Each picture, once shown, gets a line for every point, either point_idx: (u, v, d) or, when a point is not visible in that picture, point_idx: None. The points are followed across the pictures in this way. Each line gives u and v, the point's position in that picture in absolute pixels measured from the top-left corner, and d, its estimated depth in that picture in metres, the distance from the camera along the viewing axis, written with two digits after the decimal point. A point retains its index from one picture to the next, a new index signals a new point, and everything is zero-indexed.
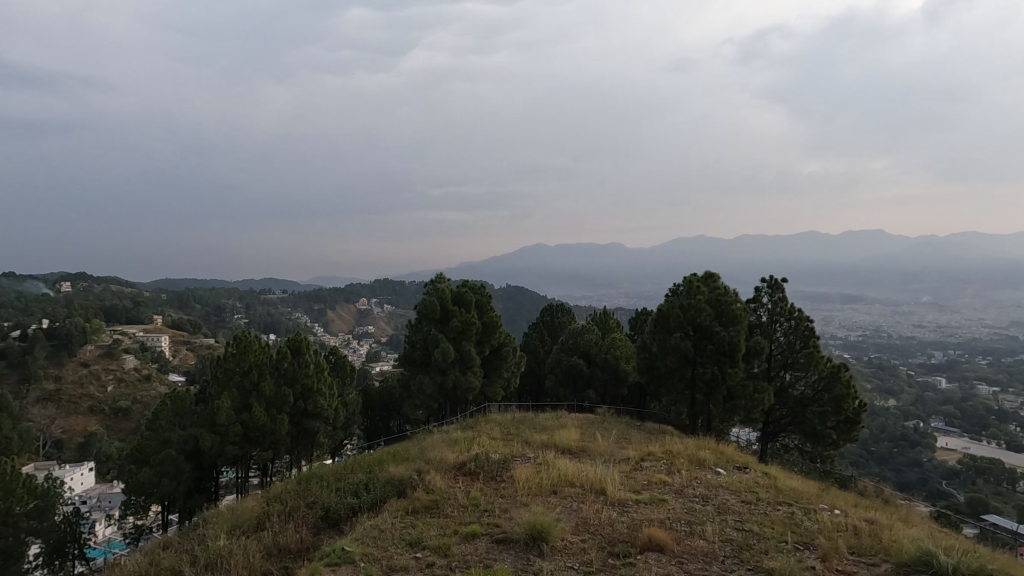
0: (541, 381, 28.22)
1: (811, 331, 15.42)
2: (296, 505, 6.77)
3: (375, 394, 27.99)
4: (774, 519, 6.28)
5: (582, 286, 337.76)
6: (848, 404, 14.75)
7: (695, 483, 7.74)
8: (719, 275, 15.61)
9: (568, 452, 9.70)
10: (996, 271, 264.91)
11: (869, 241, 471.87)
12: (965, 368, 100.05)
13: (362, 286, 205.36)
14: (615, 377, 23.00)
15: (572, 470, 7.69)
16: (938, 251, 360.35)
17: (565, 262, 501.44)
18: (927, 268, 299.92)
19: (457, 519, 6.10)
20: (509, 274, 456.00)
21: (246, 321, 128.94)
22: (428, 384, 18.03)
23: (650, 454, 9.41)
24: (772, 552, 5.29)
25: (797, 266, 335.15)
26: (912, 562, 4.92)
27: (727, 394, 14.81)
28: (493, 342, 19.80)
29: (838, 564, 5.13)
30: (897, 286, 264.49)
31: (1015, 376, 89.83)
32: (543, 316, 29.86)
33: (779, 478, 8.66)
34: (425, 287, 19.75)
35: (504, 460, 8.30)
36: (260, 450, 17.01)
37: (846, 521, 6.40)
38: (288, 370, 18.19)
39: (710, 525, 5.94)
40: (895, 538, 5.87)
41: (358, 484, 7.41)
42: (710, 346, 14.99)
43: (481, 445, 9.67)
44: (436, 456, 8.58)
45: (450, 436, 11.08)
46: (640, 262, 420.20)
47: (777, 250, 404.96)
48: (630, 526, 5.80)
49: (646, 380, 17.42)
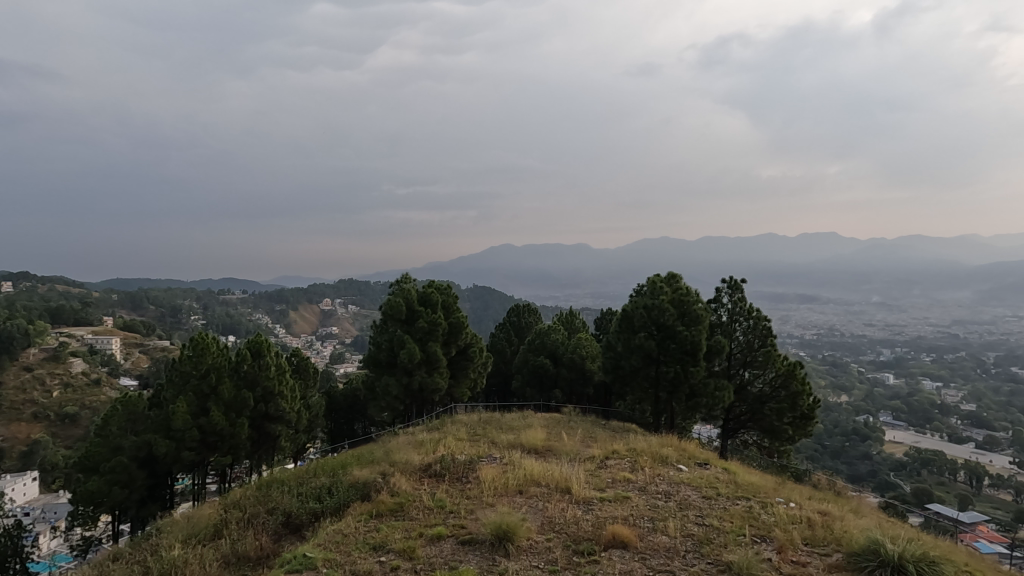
0: (507, 381, 28.27)
1: (768, 331, 15.86)
2: (256, 511, 6.60)
3: (340, 395, 27.58)
4: (733, 513, 6.42)
5: (550, 286, 338.68)
6: (804, 400, 15.21)
7: (658, 479, 7.83)
8: (681, 276, 15.94)
9: (534, 452, 9.72)
10: (944, 273, 277.36)
11: (824, 242, 489.18)
12: (910, 364, 104.82)
13: (326, 285, 201.96)
14: (581, 377, 23.25)
15: (538, 470, 7.71)
16: (887, 253, 376.29)
17: (534, 262, 501.97)
18: (881, 270, 311.57)
19: (422, 521, 6.04)
20: (478, 275, 453.98)
21: (204, 323, 124.91)
22: (394, 385, 17.85)
23: (614, 454, 9.45)
24: (732, 545, 5.41)
25: (757, 268, 344.64)
26: (861, 551, 5.07)
27: (689, 392, 15.14)
28: (459, 342, 19.67)
29: (792, 555, 5.27)
30: (851, 285, 274.64)
31: (956, 373, 94.57)
32: (509, 316, 29.82)
33: (738, 473, 8.86)
34: (391, 287, 19.60)
35: (470, 461, 8.27)
36: (219, 456, 16.52)
37: (801, 513, 6.58)
38: (248, 372, 17.65)
39: (671, 520, 6.03)
40: (845, 528, 6.08)
41: (320, 488, 7.26)
42: (673, 345, 15.23)
43: (447, 446, 9.63)
44: (401, 458, 8.51)
45: (415, 437, 10.94)
46: (608, 263, 423.79)
47: (740, 253, 414.52)
48: (596, 524, 5.86)
49: (611, 378, 17.62)
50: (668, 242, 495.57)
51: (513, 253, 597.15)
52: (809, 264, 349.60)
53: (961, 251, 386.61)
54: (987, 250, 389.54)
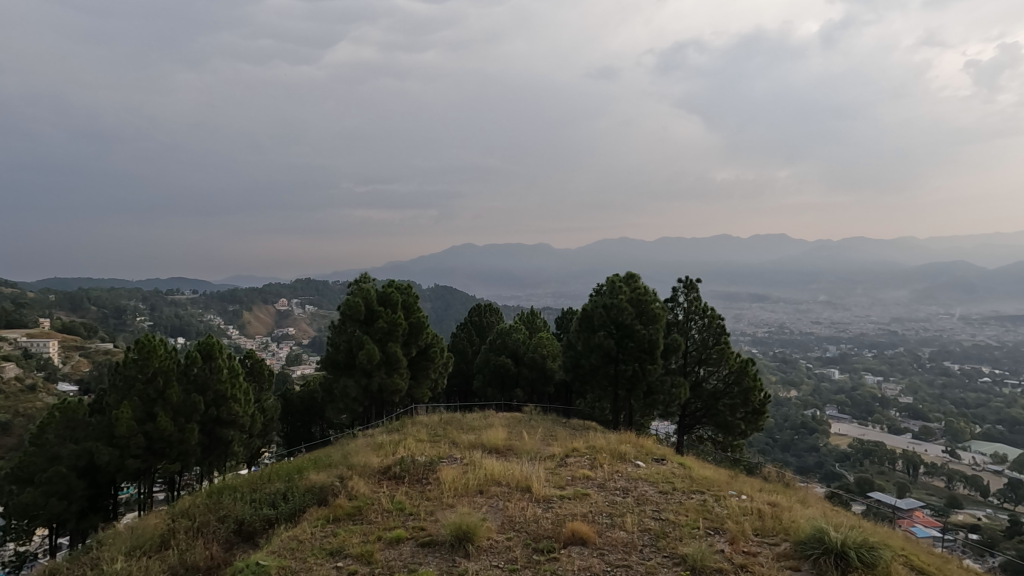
0: (469, 381, 28.16)
1: (722, 329, 16.36)
2: (206, 520, 6.34)
3: (296, 398, 26.88)
4: (688, 507, 6.60)
5: (512, 287, 339.74)
6: (756, 396, 15.77)
7: (617, 476, 7.98)
8: (639, 276, 16.25)
9: (495, 452, 9.70)
10: (884, 274, 292.63)
11: (772, 241, 509.42)
12: (854, 360, 110.11)
13: (282, 285, 196.55)
14: (542, 376, 23.41)
15: (499, 469, 7.72)
16: (831, 254, 394.93)
17: (496, 262, 500.95)
18: (827, 270, 326.17)
19: (381, 525, 5.94)
20: (440, 274, 450.45)
21: (151, 325, 119.36)
22: (352, 387, 17.53)
23: (574, 451, 9.55)
24: (686, 539, 5.55)
25: (711, 268, 355.74)
26: (807, 539, 5.29)
27: (647, 389, 15.47)
28: (420, 342, 19.45)
29: (744, 545, 5.46)
30: (799, 285, 286.86)
31: (895, 368, 99.84)
32: (470, 316, 29.73)
33: (693, 468, 9.11)
34: (349, 287, 19.22)
35: (430, 462, 8.20)
36: (167, 463, 15.85)
37: (752, 505, 6.82)
38: (198, 376, 16.95)
39: (629, 516, 6.15)
40: (793, 518, 6.33)
41: (275, 494, 7.06)
42: (631, 344, 15.51)
43: (406, 448, 9.51)
44: (360, 461, 8.33)
45: (374, 440, 10.73)
46: (569, 263, 427.43)
47: (696, 254, 425.75)
48: (555, 522, 5.90)
49: (572, 377, 17.75)
50: (628, 242, 504.14)
51: (474, 254, 594.77)
52: (761, 265, 362.48)
53: (897, 253, 409.33)
54: (920, 252, 414.07)
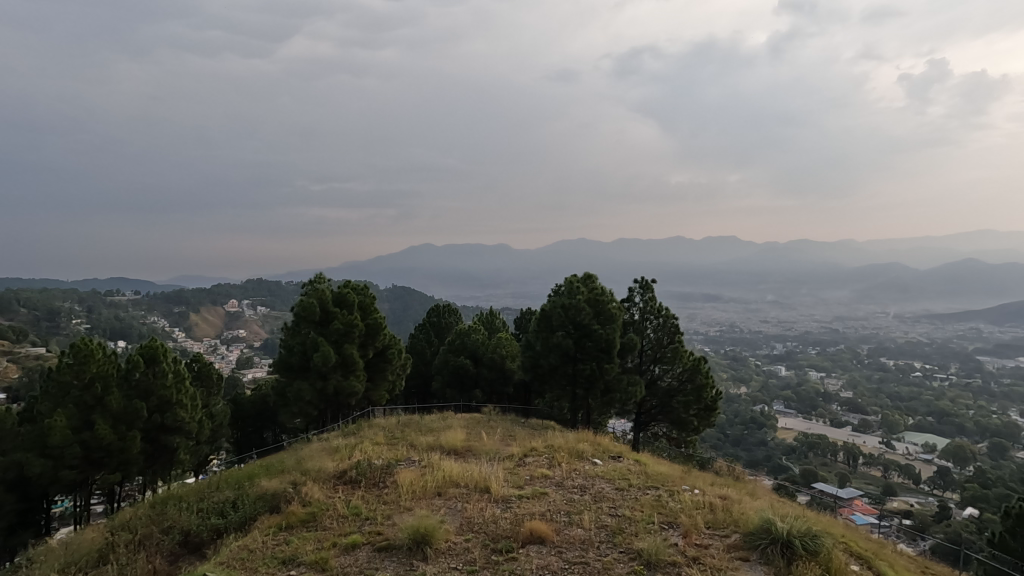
0: (428, 382, 27.86)
1: (676, 328, 16.78)
2: (149, 532, 6.04)
3: (248, 402, 25.93)
4: (644, 503, 6.73)
5: (471, 287, 338.00)
6: (708, 393, 16.33)
7: (575, 474, 8.07)
8: (596, 276, 16.50)
9: (454, 453, 9.67)
10: (827, 275, 307.09)
11: (723, 243, 526.97)
12: (799, 357, 115.25)
13: (232, 286, 189.10)
14: (501, 376, 23.44)
15: (457, 471, 7.66)
16: (778, 255, 412.20)
17: (455, 262, 497.44)
18: (774, 271, 339.59)
19: (337, 531, 5.80)
20: (397, 274, 443.90)
21: (88, 328, 112.50)
22: (307, 390, 17.05)
23: (533, 450, 9.61)
24: (641, 534, 5.67)
25: (666, 269, 364.54)
26: (757, 529, 5.50)
27: (604, 388, 15.72)
28: (377, 344, 19.12)
29: (697, 537, 5.62)
30: (749, 285, 297.52)
31: (837, 364, 105.02)
32: (429, 316, 29.48)
33: (648, 465, 9.29)
34: (304, 287, 18.68)
35: (387, 465, 8.06)
36: (106, 473, 15.06)
37: (704, 499, 7.03)
38: (140, 381, 16.15)
39: (586, 513, 6.24)
40: (743, 510, 6.55)
41: (224, 502, 6.79)
42: (589, 343, 15.74)
43: (363, 452, 9.34)
44: (314, 466, 8.12)
45: (329, 444, 10.46)
46: (528, 264, 429.15)
47: (651, 255, 435.56)
48: (515, 522, 5.90)
49: (530, 377, 17.77)
50: (586, 243, 510.89)
51: (433, 254, 589.56)
52: (714, 266, 374.09)
53: (838, 255, 430.80)
54: (859, 253, 437.21)
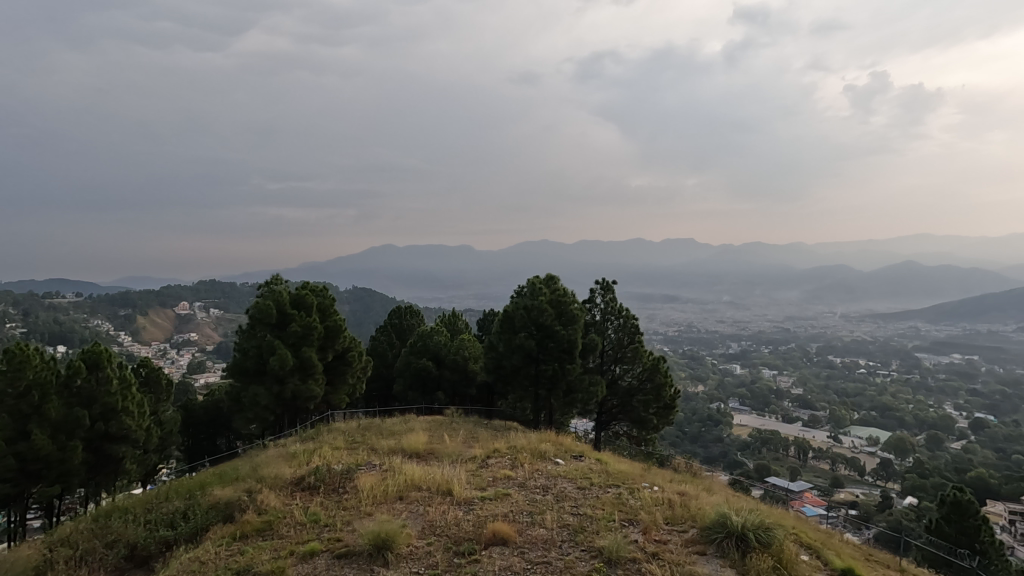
0: (389, 385, 27.49)
1: (635, 328, 17.09)
2: (91, 547, 5.72)
3: (199, 409, 24.93)
4: (605, 501, 6.83)
5: (434, 288, 335.18)
6: (666, 391, 16.73)
7: (537, 475, 8.11)
8: (559, 278, 16.66)
9: (416, 456, 9.57)
10: (779, 276, 318.99)
11: (681, 245, 540.41)
12: (753, 355, 119.29)
13: (183, 287, 181.38)
14: (464, 378, 23.33)
15: (419, 474, 7.58)
16: (733, 258, 425.97)
17: (417, 263, 492.56)
18: (730, 272, 350.41)
19: (294, 539, 5.65)
20: (358, 274, 435.63)
21: (23, 332, 105.71)
22: (263, 395, 16.57)
23: (495, 452, 9.61)
24: (603, 531, 5.76)
25: (627, 271, 371.00)
26: (712, 524, 5.66)
27: (566, 388, 15.89)
28: (337, 347, 18.73)
29: (656, 534, 5.74)
30: (706, 286, 305.98)
31: (788, 362, 109.11)
32: (391, 318, 29.08)
33: (609, 463, 9.44)
34: (259, 289, 18.12)
35: (347, 470, 7.90)
36: (45, 487, 14.22)
37: (663, 496, 7.18)
38: (82, 389, 15.31)
39: (548, 513, 6.28)
40: (700, 505, 6.73)
41: (175, 513, 6.51)
42: (551, 344, 15.86)
43: (322, 457, 9.12)
44: (270, 473, 7.88)
45: (286, 450, 10.18)
46: (491, 265, 428.99)
47: (612, 257, 442.45)
48: (477, 523, 5.90)
49: (493, 378, 17.77)
50: (549, 244, 514.61)
51: (394, 255, 582.11)
52: (672, 267, 383.06)
53: (789, 257, 448.57)
54: (808, 255, 456.35)
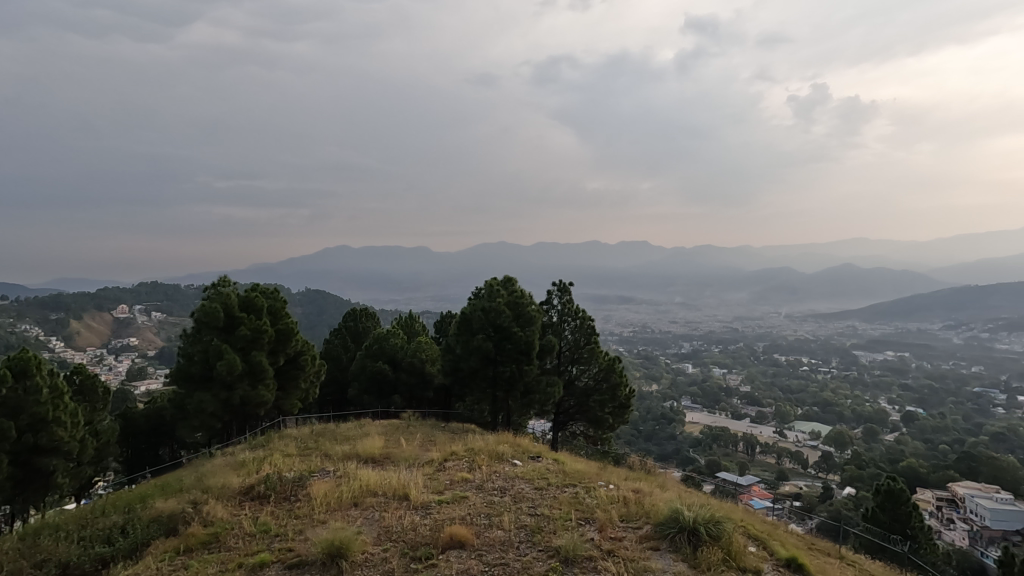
0: (344, 389, 26.84)
1: (592, 329, 17.32)
2: (17, 567, 5.32)
3: (140, 417, 23.70)
4: (562, 500, 6.91)
5: (390, 290, 330.12)
6: (622, 391, 17.09)
7: (494, 476, 8.11)
8: (516, 279, 16.74)
9: (372, 461, 9.41)
10: (728, 277, 330.58)
11: (635, 248, 552.67)
12: (704, 355, 123.11)
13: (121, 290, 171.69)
14: (421, 380, 23.06)
15: (375, 479, 7.44)
16: (685, 260, 438.89)
17: (373, 265, 484.23)
18: (682, 274, 360.30)
19: (242, 551, 5.44)
20: (311, 276, 423.97)
21: None
22: (210, 402, 15.91)
23: (453, 454, 9.55)
24: (560, 531, 5.81)
25: (584, 272, 376.12)
26: (666, 520, 5.79)
27: (524, 390, 15.96)
28: (288, 350, 18.16)
29: (611, 531, 5.86)
30: (660, 288, 313.74)
31: (737, 361, 113.21)
32: (345, 321, 28.47)
33: (566, 463, 9.55)
34: (206, 291, 17.37)
35: (300, 478, 7.66)
36: None
37: (619, 494, 7.30)
38: (9, 399, 14.28)
39: (506, 515, 6.27)
40: (654, 502, 6.88)
41: (112, 528, 6.17)
42: (509, 345, 15.86)
43: (272, 465, 8.81)
44: (217, 483, 7.56)
45: (234, 459, 9.78)
46: (449, 267, 426.08)
47: (569, 259, 447.24)
48: (434, 528, 5.84)
49: (450, 381, 17.63)
50: (506, 246, 516.11)
51: (349, 256, 570.46)
52: (627, 269, 391.08)
53: (737, 259, 465.85)
54: (755, 258, 475.28)
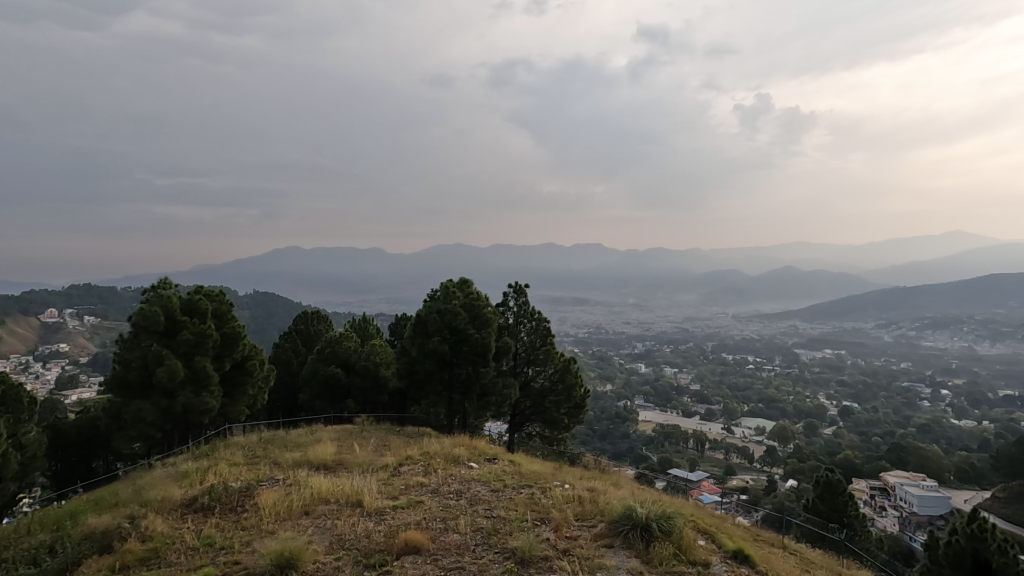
0: (295, 395, 26.05)
1: (547, 331, 17.46)
2: None
3: (71, 427, 22.20)
4: (518, 501, 6.92)
5: (343, 293, 322.67)
6: (577, 391, 17.29)
7: (451, 480, 8.04)
8: (472, 281, 16.68)
9: (324, 468, 9.15)
10: (679, 279, 340.53)
11: (589, 250, 561.05)
12: (657, 355, 126.25)
13: (49, 292, 160.48)
14: (376, 384, 22.65)
15: (327, 486, 7.25)
16: (638, 262, 449.35)
17: (325, 267, 472.33)
18: (635, 276, 368.56)
19: (185, 566, 5.19)
20: (259, 278, 409.37)
21: None
22: (149, 410, 15.12)
23: (407, 459, 9.42)
24: (515, 532, 5.82)
25: (539, 274, 378.99)
26: (619, 518, 5.89)
27: (480, 392, 15.89)
28: (235, 355, 17.46)
29: (567, 531, 5.91)
30: (614, 289, 319.92)
31: (687, 360, 116.65)
32: (296, 324, 27.63)
33: (522, 464, 9.59)
34: (144, 294, 16.46)
35: (247, 488, 7.38)
36: None
37: (574, 493, 7.41)
38: None
39: (462, 518, 6.24)
40: (608, 500, 7.01)
41: (39, 548, 5.75)
42: (465, 347, 15.79)
43: (217, 475, 8.45)
44: (157, 496, 7.17)
45: (175, 470, 9.31)
46: (404, 269, 420.35)
47: (525, 261, 449.97)
48: (389, 534, 5.73)
49: (406, 384, 17.37)
50: (462, 248, 514.05)
51: (300, 257, 554.43)
52: (582, 271, 396.50)
53: (688, 261, 480.72)
54: (704, 261, 491.92)
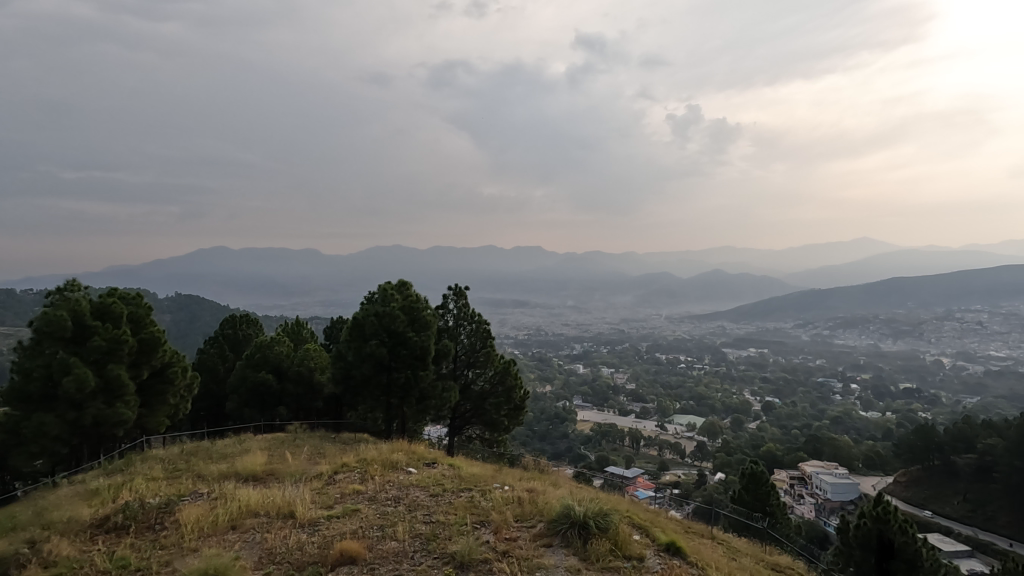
0: (222, 403, 24.64)
1: (487, 333, 17.49)
2: None
3: None
4: (458, 505, 6.87)
5: (275, 295, 309.38)
6: (517, 393, 17.41)
7: (388, 486, 7.88)
8: (410, 284, 16.44)
9: (253, 479, 8.72)
10: (615, 281, 350.81)
11: (529, 253, 567.08)
12: (594, 355, 129.35)
13: None
14: (309, 391, 21.91)
15: (256, 499, 6.92)
16: (576, 265, 458.82)
17: (255, 268, 451.07)
18: (574, 279, 376.25)
19: None
20: (182, 279, 385.34)
21: None
22: (53, 424, 13.84)
23: (343, 467, 9.13)
24: (454, 536, 5.77)
25: (479, 276, 379.05)
26: (558, 516, 5.96)
27: (419, 396, 15.66)
28: (154, 362, 16.34)
29: (505, 532, 5.93)
30: (553, 291, 325.07)
31: (623, 360, 120.17)
32: (222, 328, 26.20)
33: (461, 468, 9.52)
34: (47, 297, 15.11)
35: (167, 504, 6.89)
36: None
37: (513, 494, 7.44)
38: None
39: (400, 524, 6.12)
40: (547, 500, 7.07)
41: None
42: (403, 351, 15.54)
43: (133, 491, 7.85)
44: (62, 517, 6.57)
45: (83, 488, 8.57)
46: (341, 271, 408.34)
47: (466, 263, 448.84)
48: (322, 544, 5.54)
49: (342, 389, 16.85)
50: (401, 250, 505.77)
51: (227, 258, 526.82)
52: (521, 274, 400.39)
53: (624, 264, 496.11)
54: (640, 263, 509.04)
